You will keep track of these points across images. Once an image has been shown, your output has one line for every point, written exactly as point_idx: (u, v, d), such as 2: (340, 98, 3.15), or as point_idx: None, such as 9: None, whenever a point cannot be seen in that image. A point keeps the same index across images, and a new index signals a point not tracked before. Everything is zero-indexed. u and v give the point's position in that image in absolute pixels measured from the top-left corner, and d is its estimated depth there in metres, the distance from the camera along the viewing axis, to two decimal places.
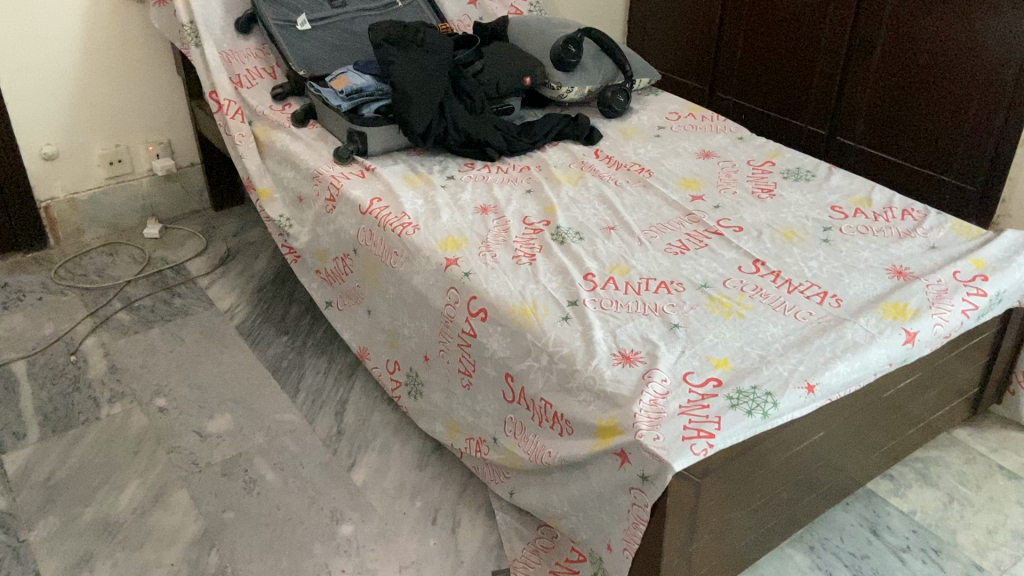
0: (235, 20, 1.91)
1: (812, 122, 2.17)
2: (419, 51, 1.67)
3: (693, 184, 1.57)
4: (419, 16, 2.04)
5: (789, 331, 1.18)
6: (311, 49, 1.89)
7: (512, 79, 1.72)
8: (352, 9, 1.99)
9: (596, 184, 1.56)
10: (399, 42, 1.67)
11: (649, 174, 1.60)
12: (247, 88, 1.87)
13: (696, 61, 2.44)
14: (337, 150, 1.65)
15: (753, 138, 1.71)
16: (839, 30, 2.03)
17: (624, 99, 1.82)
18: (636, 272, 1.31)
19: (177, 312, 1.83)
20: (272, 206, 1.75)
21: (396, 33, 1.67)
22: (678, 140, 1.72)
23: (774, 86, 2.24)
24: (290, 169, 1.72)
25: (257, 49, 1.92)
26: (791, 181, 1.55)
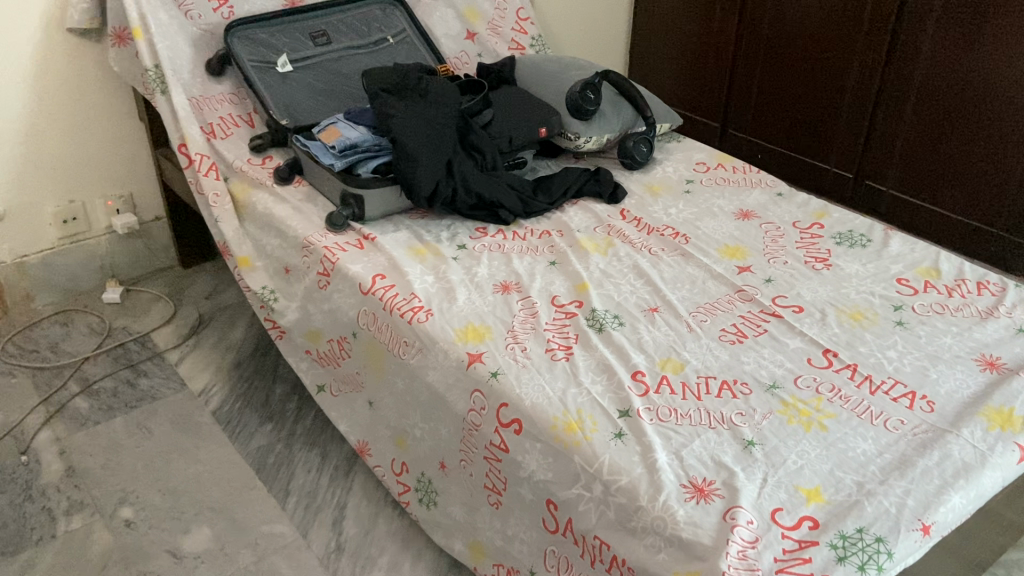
0: (206, 61, 1.70)
1: (838, 164, 2.02)
2: (421, 102, 1.47)
3: (738, 252, 1.39)
4: (413, 53, 1.84)
5: (883, 449, 0.99)
6: (294, 94, 1.70)
7: (526, 132, 1.55)
8: (338, 47, 1.79)
9: (629, 254, 1.39)
10: (400, 92, 1.49)
11: (687, 241, 1.42)
12: (220, 139, 1.66)
13: (706, 97, 2.28)
14: (330, 215, 1.46)
15: (794, 195, 1.54)
16: (868, 69, 1.88)
17: (647, 148, 1.64)
18: (691, 369, 1.12)
19: (143, 396, 1.62)
20: (253, 277, 1.55)
21: (399, 81, 1.50)
22: (711, 197, 1.55)
23: (795, 125, 2.08)
24: (274, 236, 1.52)
25: (232, 94, 1.72)
26: (847, 247, 1.38)
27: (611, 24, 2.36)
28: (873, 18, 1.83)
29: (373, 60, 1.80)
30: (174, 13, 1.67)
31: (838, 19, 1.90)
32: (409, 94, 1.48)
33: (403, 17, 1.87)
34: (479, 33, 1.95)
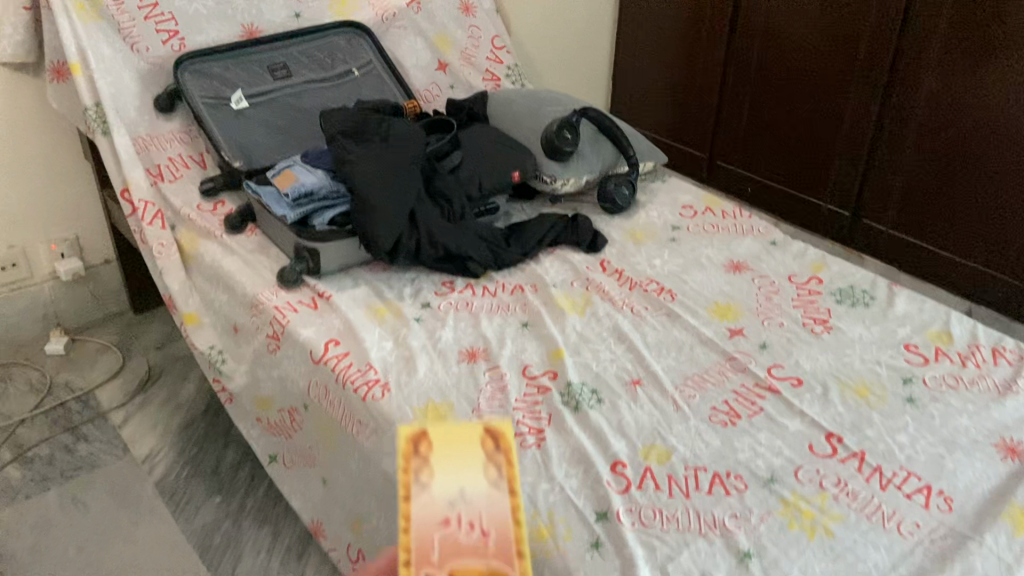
0: (154, 97, 1.57)
1: (833, 201, 1.89)
2: (382, 145, 1.34)
3: (728, 311, 1.26)
4: (380, 87, 1.72)
5: (897, 561, 0.86)
6: (249, 132, 1.57)
7: (498, 176, 1.43)
8: (298, 80, 1.67)
9: (609, 314, 1.26)
10: (359, 134, 1.36)
11: (673, 298, 1.30)
12: (168, 182, 1.53)
13: (692, 126, 2.16)
14: (280, 270, 1.32)
15: (789, 244, 1.41)
16: (865, 102, 1.76)
17: (629, 191, 1.52)
18: (679, 459, 0.99)
19: (82, 465, 1.48)
20: (200, 335, 1.41)
21: (355, 124, 1.37)
22: (699, 246, 1.42)
23: (787, 158, 1.96)
24: (223, 292, 1.38)
25: (182, 132, 1.59)
26: (848, 307, 1.26)
27: (591, 46, 2.24)
28: (871, 48, 1.71)
29: (337, 94, 1.68)
30: (117, 46, 1.53)
31: (833, 48, 1.78)
32: (368, 137, 1.35)
33: (370, 47, 1.75)
34: (451, 63, 1.83)
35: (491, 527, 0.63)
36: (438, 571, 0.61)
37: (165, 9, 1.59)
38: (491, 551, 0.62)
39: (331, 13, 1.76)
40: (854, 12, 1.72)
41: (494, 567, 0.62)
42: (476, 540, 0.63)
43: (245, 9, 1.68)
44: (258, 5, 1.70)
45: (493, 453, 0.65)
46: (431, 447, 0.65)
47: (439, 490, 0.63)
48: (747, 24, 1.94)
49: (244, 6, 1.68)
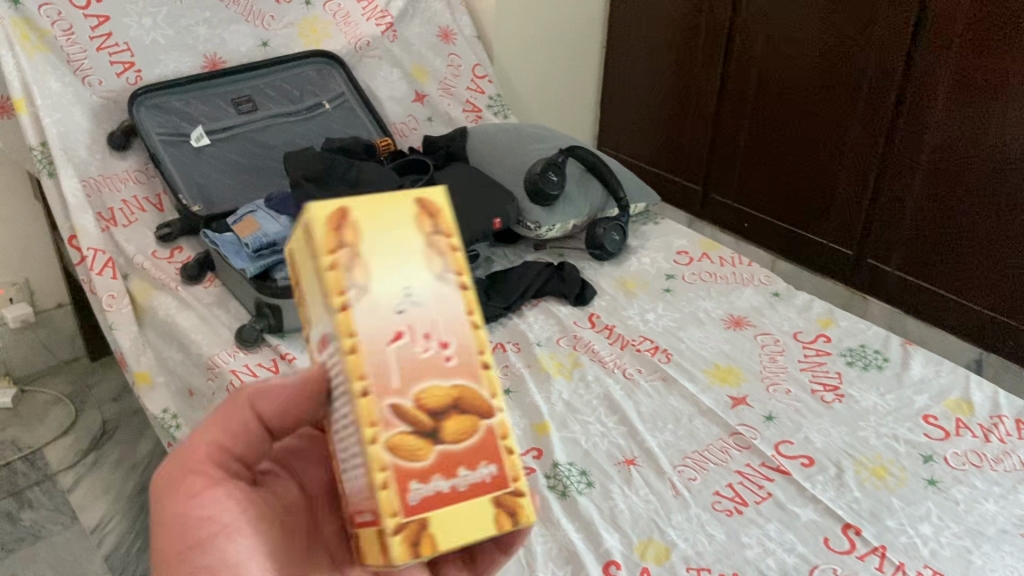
0: (108, 134, 1.46)
1: (836, 239, 1.80)
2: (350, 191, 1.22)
3: (729, 375, 1.16)
4: (352, 121, 1.63)
5: None
6: (209, 171, 1.46)
7: (478, 221, 1.31)
8: (264, 114, 1.56)
9: (600, 378, 1.15)
10: (325, 178, 1.23)
11: (668, 359, 1.19)
12: (122, 227, 1.41)
13: (685, 157, 2.07)
14: (239, 330, 1.21)
15: (792, 297, 1.32)
16: (868, 138, 1.67)
17: (619, 236, 1.41)
18: (679, 557, 0.88)
19: (23, 536, 1.35)
20: (152, 396, 1.28)
21: (322, 165, 1.24)
22: (696, 297, 1.32)
23: (785, 193, 1.87)
24: (178, 351, 1.27)
25: (138, 171, 1.48)
26: (859, 371, 1.16)
27: (580, 75, 2.15)
28: (873, 82, 1.62)
29: (306, 129, 1.58)
30: (66, 79, 1.42)
31: (833, 80, 1.69)
32: (336, 182, 1.23)
33: (342, 79, 1.66)
34: (429, 94, 1.74)
35: (450, 337, 0.50)
36: (404, 399, 0.48)
37: (120, 40, 1.47)
38: (452, 366, 0.50)
39: (302, 41, 1.67)
40: (855, 44, 1.63)
41: (462, 387, 0.50)
42: (434, 354, 0.50)
43: (207, 38, 1.57)
44: (221, 34, 1.59)
45: (432, 235, 0.52)
46: (360, 230, 0.50)
47: (380, 291, 0.49)
48: (743, 53, 1.85)
49: (205, 35, 1.57)
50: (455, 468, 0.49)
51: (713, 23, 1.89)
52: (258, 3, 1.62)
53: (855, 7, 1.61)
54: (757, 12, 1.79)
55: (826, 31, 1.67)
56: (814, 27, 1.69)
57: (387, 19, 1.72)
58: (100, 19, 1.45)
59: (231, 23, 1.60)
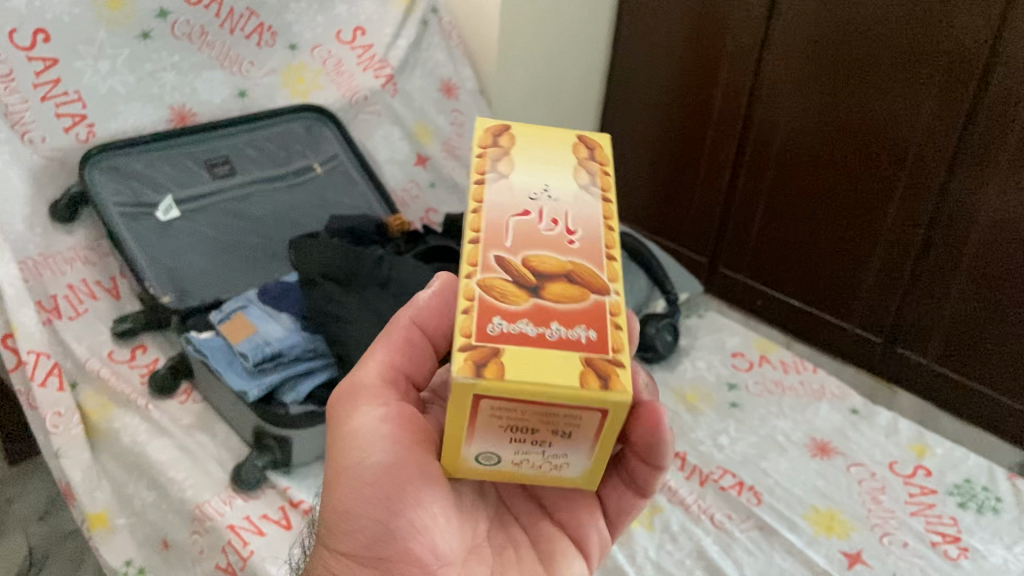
0: (52, 204, 1.19)
1: (864, 325, 1.70)
2: (381, 295, 1.01)
3: (834, 522, 0.98)
4: (348, 186, 1.43)
5: None
6: (181, 252, 1.21)
7: None
8: (245, 179, 1.33)
9: (686, 528, 0.96)
10: (349, 280, 1.02)
11: (759, 501, 1.00)
12: (68, 320, 1.14)
13: (692, 226, 1.95)
14: (237, 467, 0.96)
15: (873, 414, 1.16)
16: (906, 223, 1.56)
17: (671, 336, 1.24)
18: None
19: None
20: (112, 544, 1.01)
21: (341, 262, 1.02)
22: (768, 415, 1.14)
23: (808, 273, 1.76)
24: (151, 489, 1.01)
25: (87, 249, 1.21)
26: (975, 516, 1.00)
27: None
28: (917, 164, 1.51)
29: (296, 197, 1.36)
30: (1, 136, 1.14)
31: (869, 160, 1.58)
32: (362, 285, 1.02)
33: (335, 136, 1.46)
34: (433, 157, 1.57)
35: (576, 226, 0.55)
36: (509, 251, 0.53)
37: (70, 88, 1.21)
38: (573, 248, 0.53)
39: (286, 92, 1.45)
40: (896, 124, 1.52)
41: (576, 264, 0.53)
42: (558, 235, 0.54)
43: (175, 87, 1.32)
44: (192, 82, 1.34)
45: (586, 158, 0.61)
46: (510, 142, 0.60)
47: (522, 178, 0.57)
48: (764, 124, 1.73)
49: (173, 83, 1.32)
50: (550, 320, 0.49)
51: (730, 89, 1.76)
52: (235, 46, 1.38)
53: (899, 86, 1.50)
54: (784, 82, 1.67)
55: (863, 106, 1.56)
56: (848, 102, 1.58)
57: (385, 70, 1.53)
58: (48, 63, 1.18)
59: (204, 69, 1.35)
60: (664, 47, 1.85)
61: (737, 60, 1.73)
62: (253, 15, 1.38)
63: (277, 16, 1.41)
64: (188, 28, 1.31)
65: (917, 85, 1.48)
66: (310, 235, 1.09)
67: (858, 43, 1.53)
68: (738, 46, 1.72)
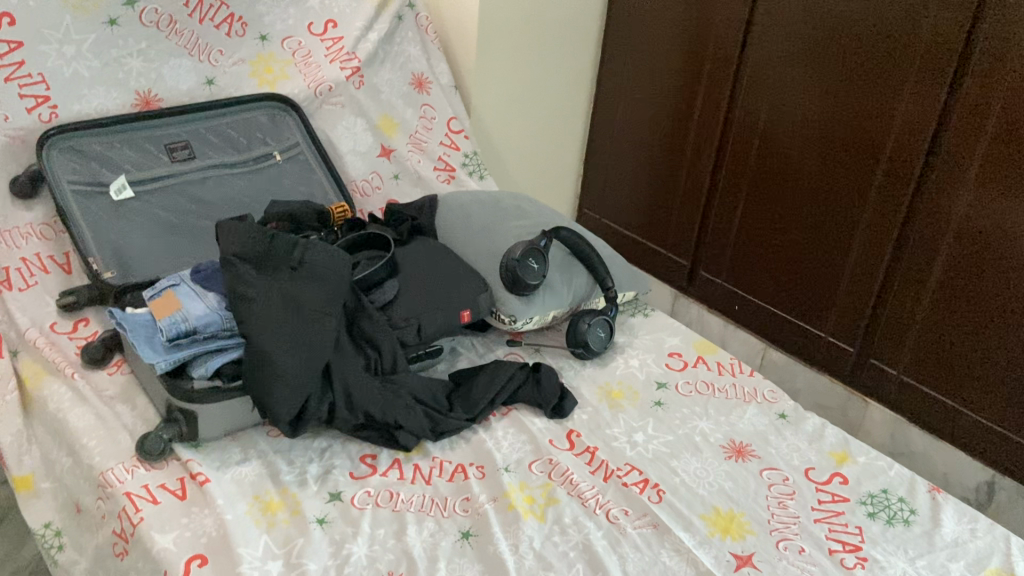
0: (12, 180, 1.24)
1: (837, 334, 1.64)
2: (292, 280, 1.02)
3: (732, 524, 0.96)
4: (307, 175, 1.46)
5: None
6: (131, 231, 1.25)
7: (443, 318, 1.14)
8: (202, 164, 1.37)
9: (577, 520, 0.95)
10: (262, 263, 1.03)
11: (660, 499, 0.99)
12: (18, 291, 1.20)
13: (676, 227, 1.94)
14: (143, 437, 0.99)
15: (801, 420, 1.14)
16: (879, 228, 1.50)
17: (604, 333, 1.23)
18: None
19: None
20: (34, 508, 1.04)
21: (263, 233, 1.04)
22: (690, 416, 1.14)
23: (783, 277, 1.71)
24: (68, 455, 1.04)
25: (45, 226, 1.26)
26: (883, 526, 0.97)
27: (563, 132, 2.01)
28: (890, 166, 1.46)
29: (254, 184, 1.40)
30: None
31: (842, 161, 1.54)
32: (274, 270, 1.02)
33: (298, 126, 1.49)
34: (397, 150, 1.60)
35: None
36: None
37: (34, 70, 1.26)
38: None
39: (253, 81, 1.48)
40: (870, 125, 1.47)
41: None
42: None
43: (140, 73, 1.36)
44: (158, 68, 1.38)
45: None
46: None
47: None
48: (745, 124, 1.71)
49: (139, 69, 1.36)
50: None
51: (712, 88, 1.76)
52: (204, 35, 1.42)
53: (873, 84, 1.45)
54: (765, 80, 1.64)
55: (839, 106, 1.52)
56: (824, 101, 1.54)
57: (352, 63, 1.56)
58: (12, 45, 1.24)
59: (171, 56, 1.39)
60: (654, 47, 1.85)
61: (720, 59, 1.72)
62: (224, 5, 1.43)
63: (248, 8, 1.45)
64: (155, 16, 1.36)
65: (892, 85, 1.42)
66: (241, 216, 1.12)
67: (836, 40, 1.49)
68: (721, 43, 1.71)
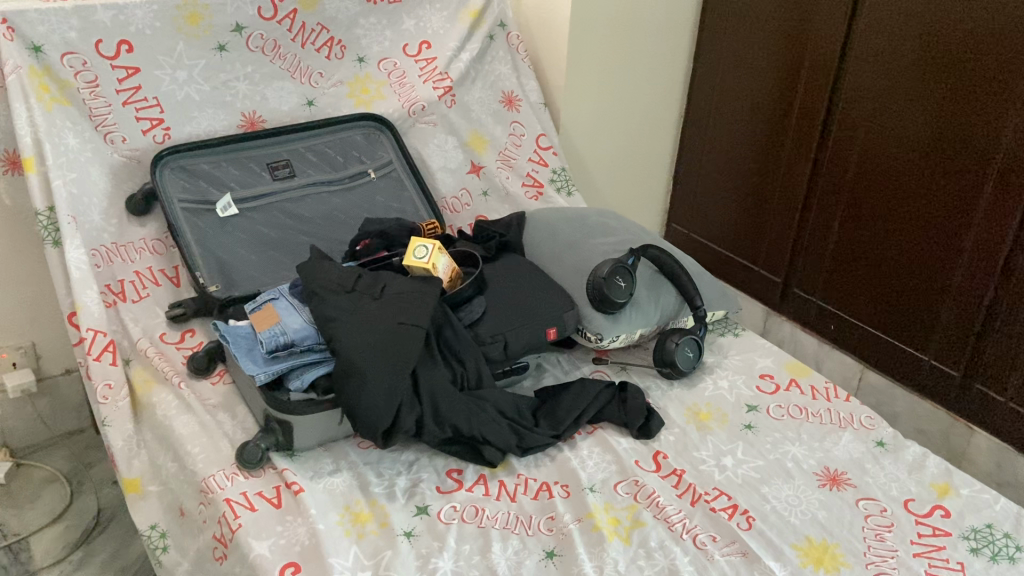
0: (128, 197, 1.31)
1: (940, 357, 1.57)
2: (373, 305, 1.06)
3: (826, 555, 0.93)
4: (400, 193, 1.50)
5: None
6: (235, 246, 1.32)
7: (529, 335, 1.15)
8: (302, 181, 1.42)
9: (662, 544, 0.94)
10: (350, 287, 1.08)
11: (749, 526, 0.97)
12: (131, 302, 1.27)
13: (768, 244, 1.90)
14: (242, 446, 1.03)
15: (900, 448, 1.10)
16: (986, 250, 1.43)
17: (692, 352, 1.21)
18: None
19: None
20: (141, 508, 1.09)
21: (345, 283, 1.09)
22: (782, 440, 1.11)
23: (882, 298, 1.65)
24: (174, 460, 1.09)
25: (156, 240, 1.33)
26: (987, 562, 0.92)
27: (653, 148, 2.00)
28: (997, 186, 1.39)
29: (349, 201, 1.45)
30: (84, 135, 1.28)
31: (945, 179, 1.47)
32: (358, 295, 1.07)
33: (391, 144, 1.53)
34: (486, 166, 1.63)
35: None
36: None
37: (150, 94, 1.33)
38: None
39: (351, 102, 1.53)
40: (975, 143, 1.41)
41: None
42: None
43: (246, 95, 1.43)
44: (262, 91, 1.44)
45: None
46: None
47: None
48: (842, 139, 1.66)
49: (245, 92, 1.43)
50: None
51: (807, 103, 1.72)
52: (306, 59, 1.48)
53: (981, 97, 1.38)
54: (862, 96, 1.60)
55: (943, 120, 1.45)
56: (927, 115, 1.48)
57: (444, 82, 1.60)
58: (130, 71, 1.31)
59: (275, 79, 1.46)
60: (747, 64, 1.83)
61: (815, 74, 1.68)
62: (324, 29, 1.49)
63: (346, 31, 1.51)
64: (261, 41, 1.42)
65: (1001, 100, 1.35)
66: (325, 257, 1.18)
67: (938, 56, 1.44)
68: (817, 59, 1.67)
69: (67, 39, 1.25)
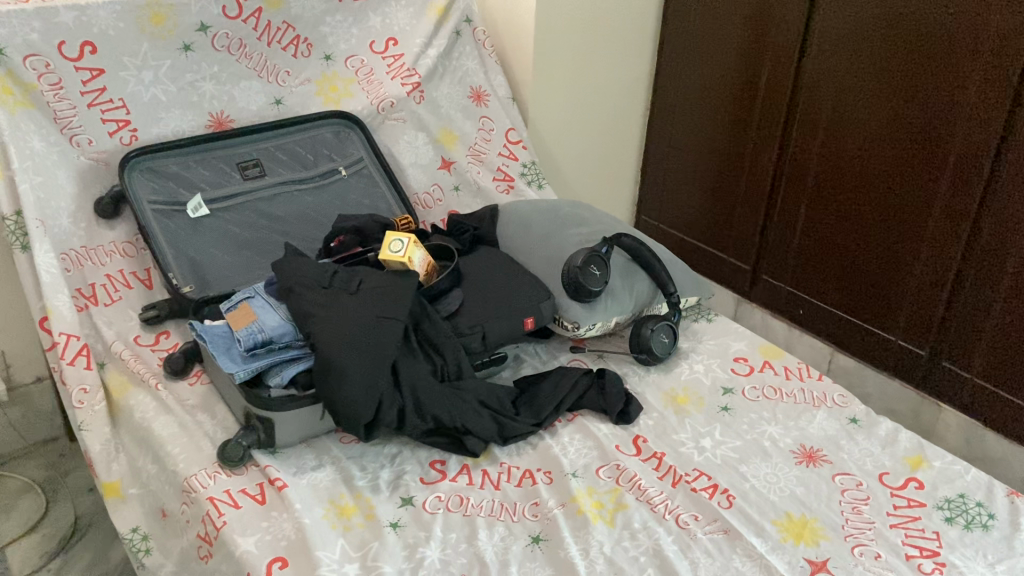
0: (97, 200, 1.30)
1: (906, 337, 1.60)
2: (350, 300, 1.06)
3: (805, 529, 0.95)
4: (372, 189, 1.50)
5: None
6: (207, 247, 1.31)
7: (506, 325, 1.15)
8: (273, 180, 1.41)
9: (647, 526, 0.95)
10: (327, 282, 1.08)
11: (730, 504, 0.98)
12: (103, 306, 1.26)
13: (737, 233, 1.93)
14: (223, 445, 1.02)
15: (872, 424, 1.13)
16: (948, 231, 1.47)
17: (667, 338, 1.23)
18: None
19: None
20: (122, 512, 1.08)
21: (322, 279, 1.09)
22: (758, 421, 1.13)
23: (849, 282, 1.69)
24: (154, 462, 1.08)
25: (127, 243, 1.32)
26: (962, 530, 0.95)
27: (620, 141, 2.02)
28: (956, 168, 1.43)
29: (322, 199, 1.45)
30: (50, 139, 1.26)
31: (906, 163, 1.51)
32: (335, 290, 1.07)
33: (362, 142, 1.53)
34: (458, 161, 1.64)
35: None
36: None
37: (115, 95, 1.32)
38: None
39: (319, 100, 1.53)
40: (933, 127, 1.45)
41: None
42: None
43: (214, 95, 1.42)
44: (229, 91, 1.44)
45: None
46: None
47: None
48: (806, 127, 1.69)
49: (212, 92, 1.42)
50: None
51: (771, 94, 1.75)
52: (272, 57, 1.48)
53: (939, 82, 1.42)
54: (824, 85, 1.63)
55: (902, 105, 1.49)
56: (887, 102, 1.52)
57: (413, 78, 1.60)
58: (94, 73, 1.30)
59: (242, 79, 1.45)
60: (711, 56, 1.85)
61: (778, 64, 1.71)
62: (290, 28, 1.48)
63: (313, 29, 1.51)
64: (226, 41, 1.41)
65: (957, 84, 1.39)
66: (300, 254, 1.17)
67: (896, 44, 1.47)
68: (778, 50, 1.70)
69: (29, 41, 1.23)
